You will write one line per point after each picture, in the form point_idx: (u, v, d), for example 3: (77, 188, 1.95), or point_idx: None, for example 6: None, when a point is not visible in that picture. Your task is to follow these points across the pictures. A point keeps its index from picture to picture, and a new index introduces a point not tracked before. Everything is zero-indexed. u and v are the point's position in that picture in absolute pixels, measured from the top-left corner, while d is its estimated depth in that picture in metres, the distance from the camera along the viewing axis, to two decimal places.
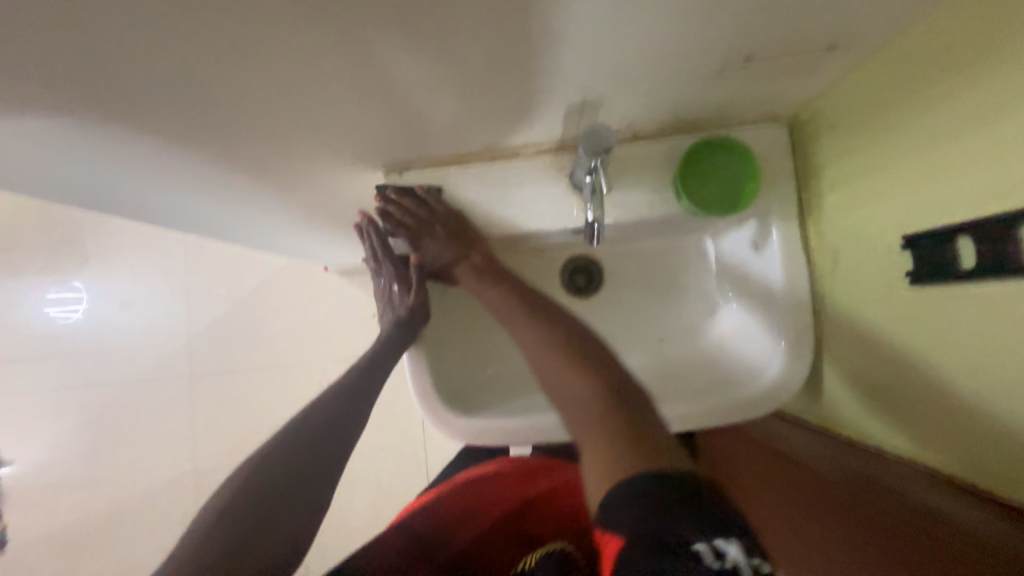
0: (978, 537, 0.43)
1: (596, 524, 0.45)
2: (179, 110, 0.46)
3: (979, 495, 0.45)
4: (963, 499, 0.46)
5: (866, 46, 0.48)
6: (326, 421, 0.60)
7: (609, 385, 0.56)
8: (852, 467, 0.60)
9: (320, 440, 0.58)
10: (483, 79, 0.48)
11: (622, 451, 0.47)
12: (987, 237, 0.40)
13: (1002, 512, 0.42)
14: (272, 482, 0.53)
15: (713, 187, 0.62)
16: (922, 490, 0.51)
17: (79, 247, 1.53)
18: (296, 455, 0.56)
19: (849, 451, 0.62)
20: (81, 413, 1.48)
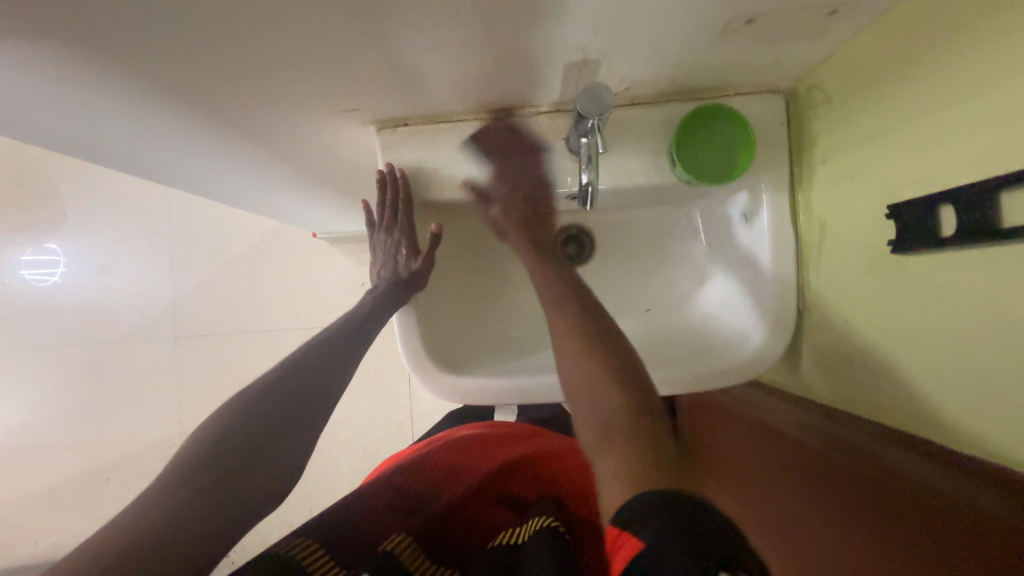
0: (931, 491, 0.44)
1: (610, 524, 0.41)
2: (142, 45, 0.43)
3: (934, 452, 0.46)
4: (918, 455, 0.47)
5: (871, 11, 0.46)
6: (315, 367, 0.61)
7: (646, 401, 0.52)
8: (812, 426, 0.62)
9: (308, 385, 0.58)
10: (469, 31, 0.45)
11: (654, 465, 0.44)
12: (974, 201, 0.39)
13: (951, 466, 0.44)
14: (262, 419, 0.54)
15: (706, 155, 0.61)
16: (878, 446, 0.52)
17: (59, 202, 1.49)
18: (285, 396, 0.56)
19: (815, 413, 0.63)
20: (69, 369, 1.48)
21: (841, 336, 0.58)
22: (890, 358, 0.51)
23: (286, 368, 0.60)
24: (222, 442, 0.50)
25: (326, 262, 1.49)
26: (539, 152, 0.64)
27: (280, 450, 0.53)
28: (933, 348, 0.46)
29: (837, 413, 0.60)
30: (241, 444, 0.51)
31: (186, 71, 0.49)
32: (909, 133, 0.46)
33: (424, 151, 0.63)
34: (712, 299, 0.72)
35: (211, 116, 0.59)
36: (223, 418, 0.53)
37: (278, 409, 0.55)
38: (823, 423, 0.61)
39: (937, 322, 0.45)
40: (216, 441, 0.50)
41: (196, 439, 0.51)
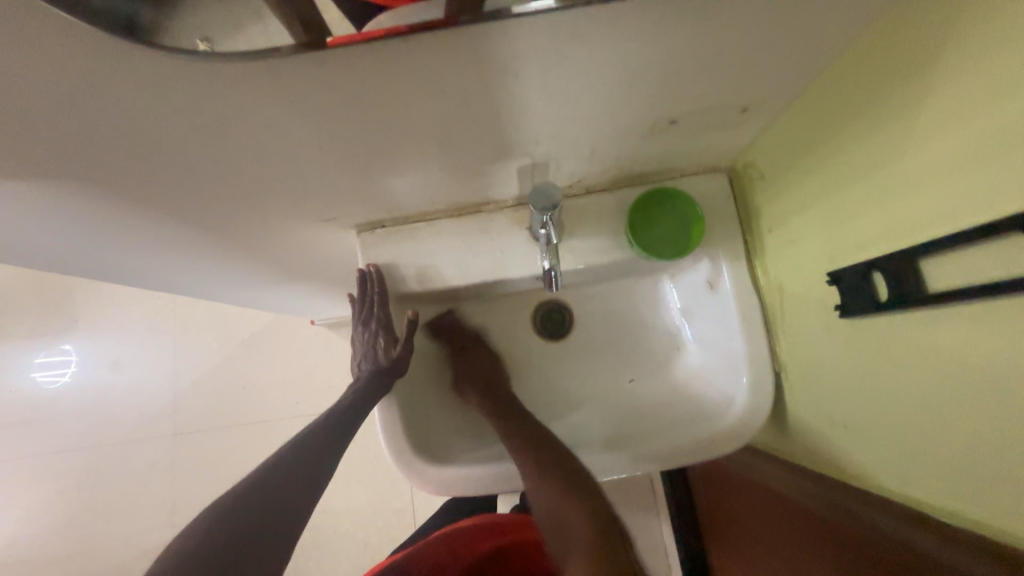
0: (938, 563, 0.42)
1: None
2: (146, 173, 0.50)
3: (919, 518, 0.45)
4: (905, 522, 0.46)
5: (779, 103, 0.52)
6: (295, 466, 0.60)
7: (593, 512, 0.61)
8: (819, 495, 0.59)
9: (286, 489, 0.57)
10: (427, 146, 0.52)
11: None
12: (894, 271, 0.42)
13: (936, 530, 0.42)
14: (239, 528, 0.52)
15: (661, 231, 0.65)
16: (880, 516, 0.49)
17: (71, 309, 1.56)
18: (264, 500, 0.55)
19: (808, 480, 0.62)
20: (63, 476, 1.46)
21: (819, 397, 0.58)
22: (866, 418, 0.51)
23: (267, 468, 0.59)
24: (195, 556, 0.49)
25: (325, 348, 1.52)
26: (506, 240, 0.68)
27: (254, 559, 0.51)
28: (901, 408, 0.46)
29: (831, 478, 0.58)
30: (214, 559, 0.49)
31: (180, 196, 0.55)
32: (838, 204, 0.49)
33: (399, 249, 0.68)
34: (691, 364, 0.72)
35: (204, 232, 0.65)
36: (196, 530, 0.51)
37: (256, 514, 0.54)
38: (825, 490, 0.58)
39: (898, 381, 0.45)
40: (188, 556, 0.49)
41: (166, 556, 0.50)
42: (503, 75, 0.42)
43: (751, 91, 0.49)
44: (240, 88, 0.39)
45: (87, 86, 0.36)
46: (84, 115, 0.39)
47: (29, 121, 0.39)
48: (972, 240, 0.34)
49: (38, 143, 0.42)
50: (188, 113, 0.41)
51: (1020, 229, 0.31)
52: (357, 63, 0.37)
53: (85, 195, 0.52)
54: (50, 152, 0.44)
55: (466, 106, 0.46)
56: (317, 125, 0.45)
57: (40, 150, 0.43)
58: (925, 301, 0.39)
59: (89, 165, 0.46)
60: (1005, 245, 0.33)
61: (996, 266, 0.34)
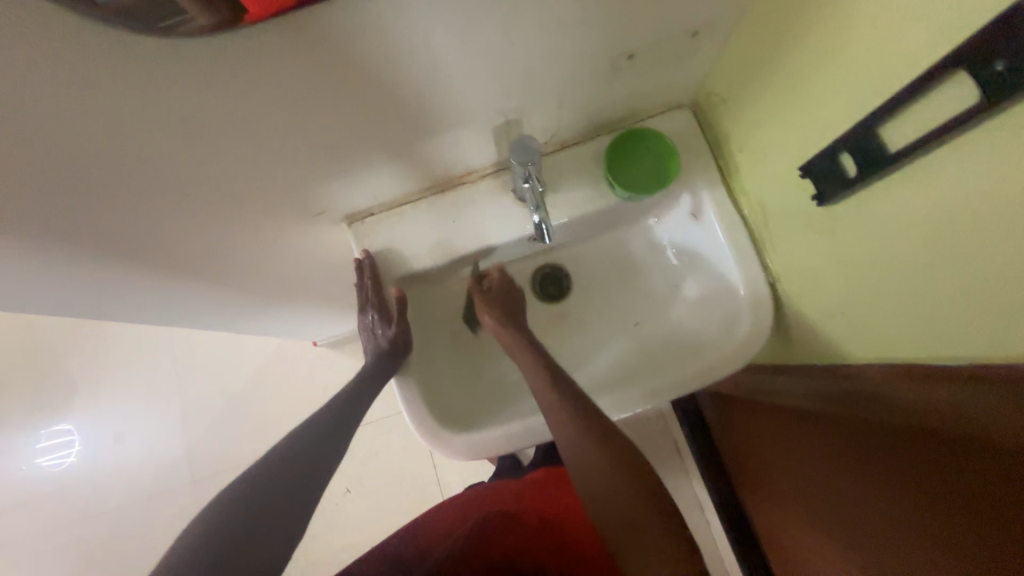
0: (990, 418, 0.41)
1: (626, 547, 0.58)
2: (136, 199, 0.50)
3: (950, 375, 0.45)
4: (941, 386, 0.46)
5: (726, 25, 0.55)
6: (305, 459, 0.60)
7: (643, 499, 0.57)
8: (832, 386, 0.61)
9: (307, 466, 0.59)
10: (403, 121, 0.54)
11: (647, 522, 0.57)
12: (858, 142, 0.44)
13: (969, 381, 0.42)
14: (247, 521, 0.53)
15: (641, 171, 0.67)
16: (895, 385, 0.51)
17: (71, 378, 1.54)
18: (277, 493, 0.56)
19: (828, 376, 0.62)
20: (91, 546, 1.43)
21: (815, 296, 0.61)
22: (859, 301, 0.53)
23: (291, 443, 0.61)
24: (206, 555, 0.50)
25: (329, 367, 1.52)
26: (495, 206, 0.70)
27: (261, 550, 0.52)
28: (888, 277, 0.48)
29: (836, 365, 0.61)
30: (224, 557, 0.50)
31: (169, 223, 0.55)
32: (796, 105, 0.52)
33: (392, 233, 0.70)
34: (691, 296, 0.74)
35: (199, 258, 0.66)
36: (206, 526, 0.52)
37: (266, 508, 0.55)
38: (837, 378, 0.60)
39: (882, 255, 0.48)
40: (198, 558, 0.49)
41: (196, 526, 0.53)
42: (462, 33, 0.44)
43: (698, 16, 0.52)
44: (213, 89, 0.40)
45: (58, 113, 0.37)
46: (61, 147, 0.40)
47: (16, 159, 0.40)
48: (918, 93, 0.37)
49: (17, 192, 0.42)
50: (170, 127, 0.42)
51: (959, 68, 0.33)
52: (324, 45, 0.39)
53: (73, 241, 0.52)
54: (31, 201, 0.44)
55: (432, 73, 0.47)
56: (294, 118, 0.47)
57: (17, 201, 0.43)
58: (889, 163, 0.41)
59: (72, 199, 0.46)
60: (949, 88, 0.35)
61: (942, 111, 0.36)
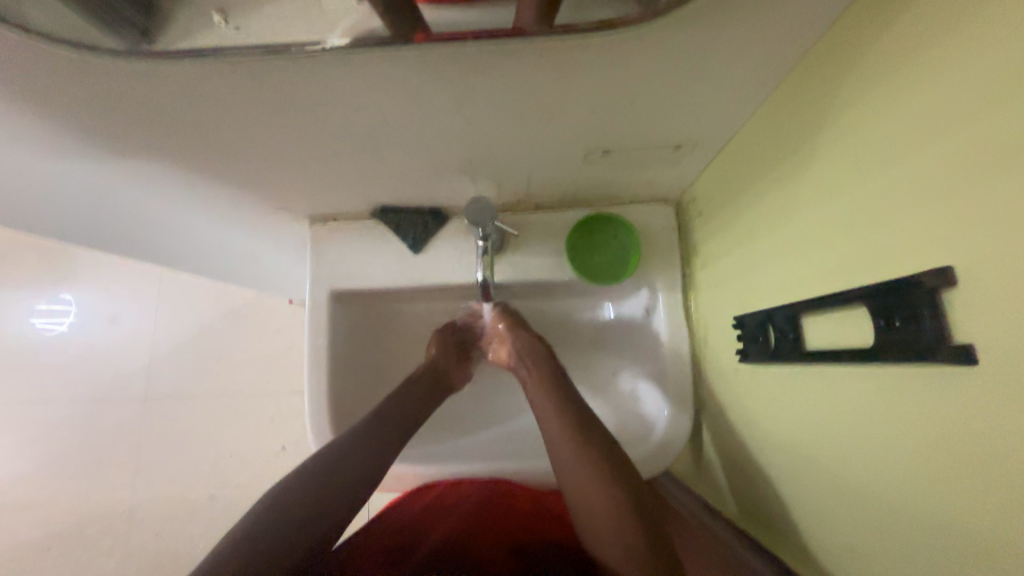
0: None
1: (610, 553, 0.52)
2: (90, 154, 0.51)
3: None
4: None
5: (711, 145, 0.53)
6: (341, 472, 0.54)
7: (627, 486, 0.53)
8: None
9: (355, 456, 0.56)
10: (367, 152, 0.54)
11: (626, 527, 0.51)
12: (780, 324, 0.43)
13: None
14: (354, 474, 0.55)
15: (601, 258, 0.67)
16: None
17: (61, 263, 1.58)
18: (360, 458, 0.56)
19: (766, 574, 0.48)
20: (30, 427, 1.48)
21: (729, 437, 0.59)
22: (757, 461, 0.52)
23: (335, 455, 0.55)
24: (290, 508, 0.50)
25: (299, 329, 1.54)
26: (454, 248, 0.70)
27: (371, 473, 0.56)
28: (780, 452, 0.47)
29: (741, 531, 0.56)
30: (343, 504, 0.53)
31: (121, 176, 0.55)
32: (751, 251, 0.51)
33: (349, 245, 0.70)
34: (623, 389, 0.71)
35: (157, 214, 0.66)
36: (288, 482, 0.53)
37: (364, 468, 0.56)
38: (737, 544, 0.55)
39: (780, 430, 0.47)
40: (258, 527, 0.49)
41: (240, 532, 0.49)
42: (426, 94, 0.43)
43: (680, 133, 0.51)
44: (162, 83, 0.40)
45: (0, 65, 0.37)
46: (5, 90, 0.40)
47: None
48: (831, 307, 0.36)
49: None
50: (122, 106, 0.43)
51: (863, 302, 0.33)
52: (281, 74, 0.39)
53: (27, 166, 0.53)
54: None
55: (395, 118, 0.47)
56: (248, 124, 0.47)
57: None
58: (800, 359, 0.40)
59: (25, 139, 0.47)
60: (857, 315, 0.34)
61: (851, 334, 0.35)
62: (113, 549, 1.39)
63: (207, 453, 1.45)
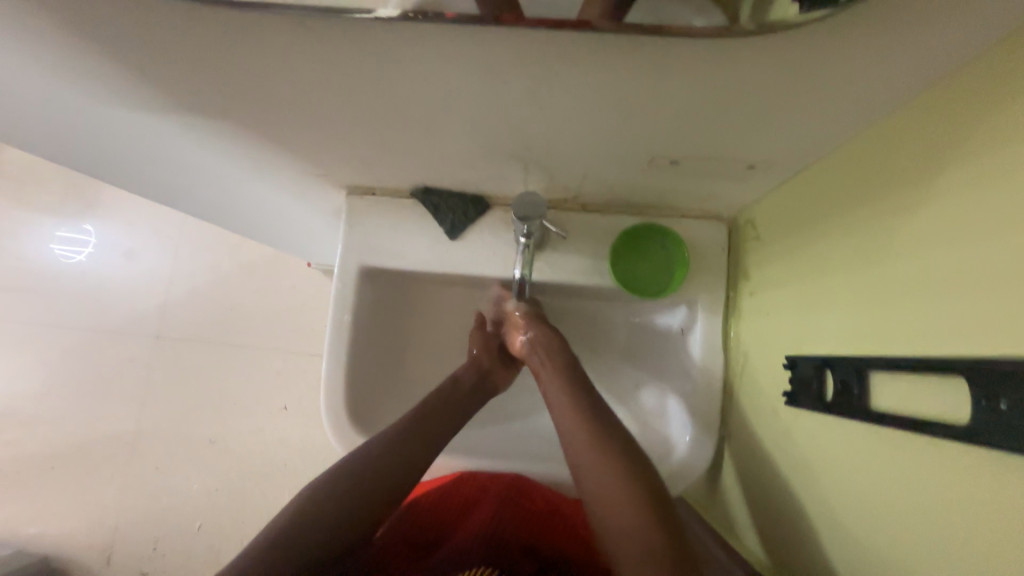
0: None
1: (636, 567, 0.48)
2: (139, 96, 0.49)
3: None
4: None
5: (787, 168, 0.50)
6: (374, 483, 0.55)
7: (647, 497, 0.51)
8: None
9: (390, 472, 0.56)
10: (422, 129, 0.51)
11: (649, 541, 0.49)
12: (845, 373, 0.41)
13: None
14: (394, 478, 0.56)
15: (646, 268, 0.64)
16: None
17: (87, 195, 1.59)
18: (417, 451, 0.57)
19: None
20: (42, 352, 1.50)
21: (754, 472, 0.57)
22: (786, 502, 0.50)
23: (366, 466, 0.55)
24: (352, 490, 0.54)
25: (315, 292, 1.54)
26: (492, 238, 0.68)
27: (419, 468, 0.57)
28: (816, 500, 0.45)
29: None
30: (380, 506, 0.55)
31: (165, 122, 0.53)
32: (814, 287, 0.48)
33: (384, 220, 0.68)
34: (646, 405, 0.69)
35: (195, 164, 0.64)
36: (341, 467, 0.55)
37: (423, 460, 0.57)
38: None
39: (820, 478, 0.45)
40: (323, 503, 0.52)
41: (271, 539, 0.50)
42: (498, 76, 0.40)
43: (759, 152, 0.47)
44: (223, 31, 0.37)
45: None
46: (60, 18, 0.38)
47: (22, 16, 0.38)
48: (915, 369, 0.33)
49: (17, 33, 0.41)
50: (180, 51, 0.40)
51: (959, 372, 0.30)
52: (352, 38, 0.37)
53: (72, 98, 0.51)
54: (31, 49, 0.43)
55: (459, 98, 0.44)
56: (306, 85, 0.44)
57: (22, 42, 0.42)
58: (863, 415, 0.37)
59: (77, 71, 0.45)
60: (945, 385, 0.31)
61: (934, 401, 0.32)
62: (112, 480, 1.42)
63: (211, 402, 1.47)
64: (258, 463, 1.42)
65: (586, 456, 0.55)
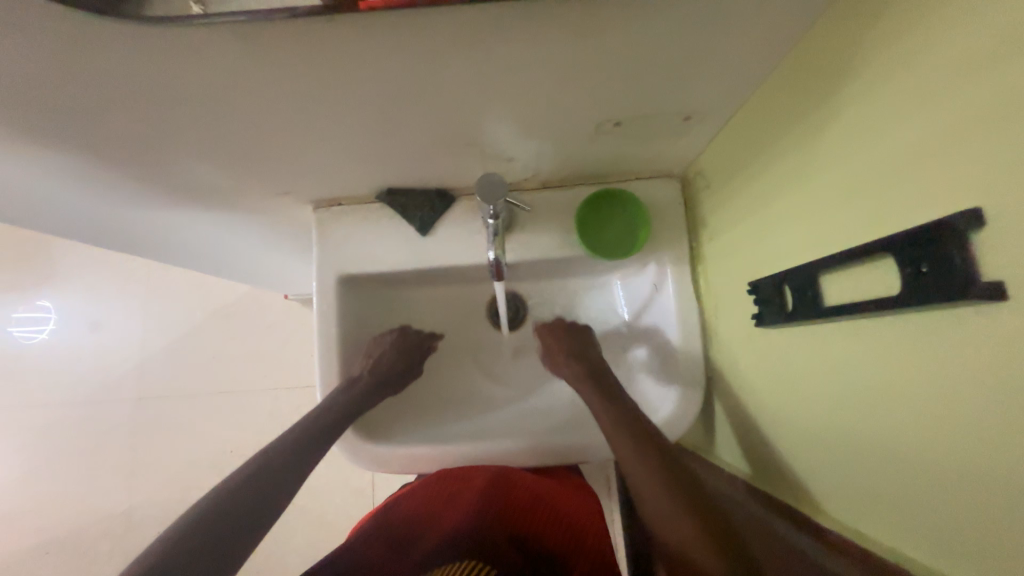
0: None
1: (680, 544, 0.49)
2: (86, 143, 0.49)
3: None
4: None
5: (719, 115, 0.54)
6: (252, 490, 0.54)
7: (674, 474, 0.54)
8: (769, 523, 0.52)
9: (266, 476, 0.56)
10: (376, 132, 0.53)
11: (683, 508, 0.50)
12: (799, 283, 0.44)
13: None
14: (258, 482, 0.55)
15: (612, 230, 0.67)
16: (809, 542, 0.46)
17: (42, 268, 1.53)
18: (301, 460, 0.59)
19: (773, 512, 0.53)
20: (18, 436, 1.44)
21: (743, 404, 0.60)
22: (775, 423, 0.53)
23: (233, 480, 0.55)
24: (219, 518, 0.51)
25: (295, 324, 1.52)
26: (462, 229, 0.70)
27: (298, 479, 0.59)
28: (799, 409, 0.49)
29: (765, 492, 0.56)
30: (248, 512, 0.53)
31: (117, 166, 0.54)
32: (764, 218, 0.52)
33: (354, 230, 0.69)
34: (635, 364, 0.72)
35: (154, 204, 0.64)
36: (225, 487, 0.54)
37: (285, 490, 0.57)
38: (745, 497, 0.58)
39: (799, 388, 0.48)
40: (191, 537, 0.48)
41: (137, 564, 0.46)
42: (438, 65, 0.42)
43: (690, 103, 0.51)
44: (161, 60, 0.38)
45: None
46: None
47: None
48: (853, 259, 0.37)
49: None
50: (121, 90, 0.41)
51: (885, 250, 0.34)
52: (289, 50, 0.38)
53: (18, 154, 0.51)
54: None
55: (405, 94, 0.46)
56: (255, 103, 0.45)
57: None
58: (820, 314, 0.41)
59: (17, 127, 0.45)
60: (880, 267, 0.35)
61: (874, 283, 0.36)
62: (112, 555, 1.36)
63: (205, 454, 1.42)
64: None
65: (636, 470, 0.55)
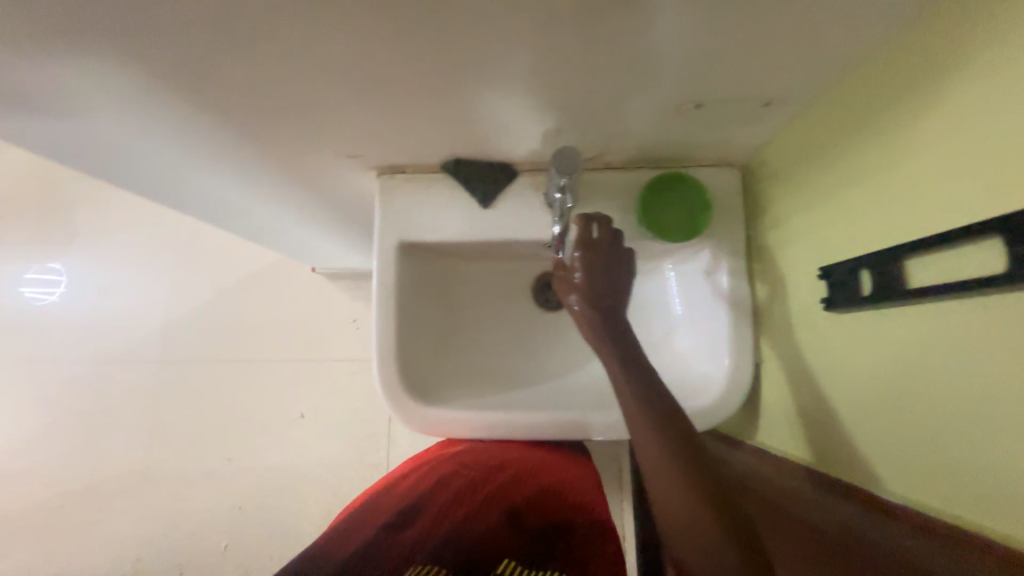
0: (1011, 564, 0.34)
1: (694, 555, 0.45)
2: (186, 88, 0.50)
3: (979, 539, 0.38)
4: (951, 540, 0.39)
5: (800, 103, 0.55)
6: None
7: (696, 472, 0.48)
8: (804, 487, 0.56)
9: None
10: (463, 99, 0.54)
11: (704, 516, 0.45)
12: (880, 264, 0.46)
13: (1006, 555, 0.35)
14: None
15: (673, 213, 0.68)
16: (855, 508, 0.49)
17: (71, 224, 1.54)
18: None
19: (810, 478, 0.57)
20: (40, 388, 1.45)
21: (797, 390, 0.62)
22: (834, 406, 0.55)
23: None
24: None
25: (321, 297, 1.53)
26: (523, 204, 0.71)
27: None
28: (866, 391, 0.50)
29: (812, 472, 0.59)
30: None
31: (205, 114, 0.55)
32: (840, 204, 0.53)
33: (416, 198, 0.71)
34: (681, 347, 0.74)
35: (226, 158, 0.65)
36: None
37: None
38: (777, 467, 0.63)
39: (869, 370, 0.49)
40: None
41: None
42: (548, 35, 0.43)
43: (777, 88, 0.52)
44: (288, 8, 0.39)
45: None
46: (119, 10, 0.39)
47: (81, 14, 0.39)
48: (950, 240, 0.38)
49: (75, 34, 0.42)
50: (239, 36, 0.42)
51: (991, 230, 0.35)
52: (413, 6, 0.39)
53: (111, 97, 0.52)
54: (80, 47, 0.44)
55: (506, 62, 0.47)
56: (359, 60, 0.46)
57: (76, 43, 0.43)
58: (904, 294, 0.43)
59: (125, 67, 0.46)
60: (984, 247, 0.36)
61: (975, 262, 0.37)
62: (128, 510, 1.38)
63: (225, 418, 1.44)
64: (278, 474, 1.40)
65: (660, 472, 0.49)
